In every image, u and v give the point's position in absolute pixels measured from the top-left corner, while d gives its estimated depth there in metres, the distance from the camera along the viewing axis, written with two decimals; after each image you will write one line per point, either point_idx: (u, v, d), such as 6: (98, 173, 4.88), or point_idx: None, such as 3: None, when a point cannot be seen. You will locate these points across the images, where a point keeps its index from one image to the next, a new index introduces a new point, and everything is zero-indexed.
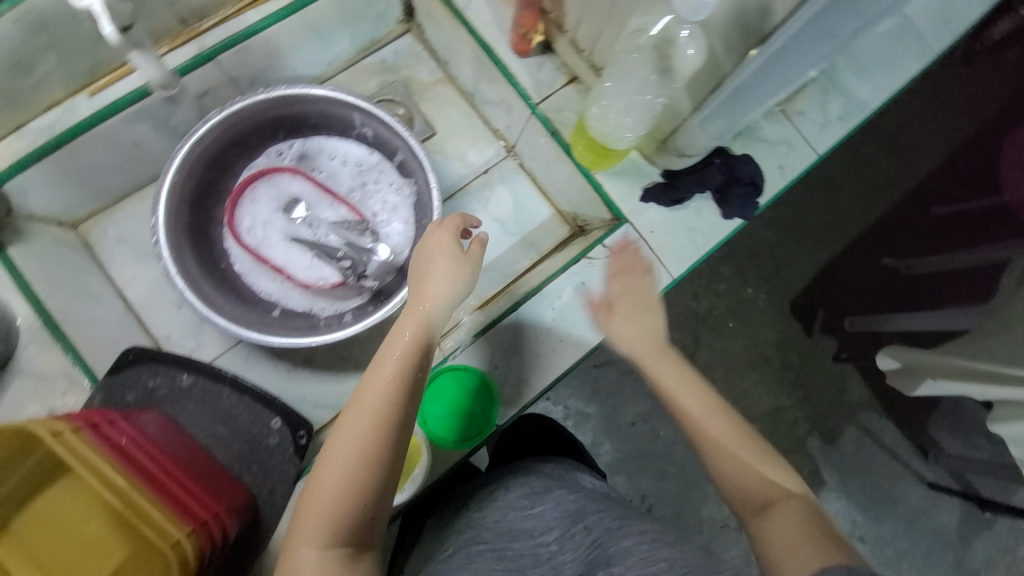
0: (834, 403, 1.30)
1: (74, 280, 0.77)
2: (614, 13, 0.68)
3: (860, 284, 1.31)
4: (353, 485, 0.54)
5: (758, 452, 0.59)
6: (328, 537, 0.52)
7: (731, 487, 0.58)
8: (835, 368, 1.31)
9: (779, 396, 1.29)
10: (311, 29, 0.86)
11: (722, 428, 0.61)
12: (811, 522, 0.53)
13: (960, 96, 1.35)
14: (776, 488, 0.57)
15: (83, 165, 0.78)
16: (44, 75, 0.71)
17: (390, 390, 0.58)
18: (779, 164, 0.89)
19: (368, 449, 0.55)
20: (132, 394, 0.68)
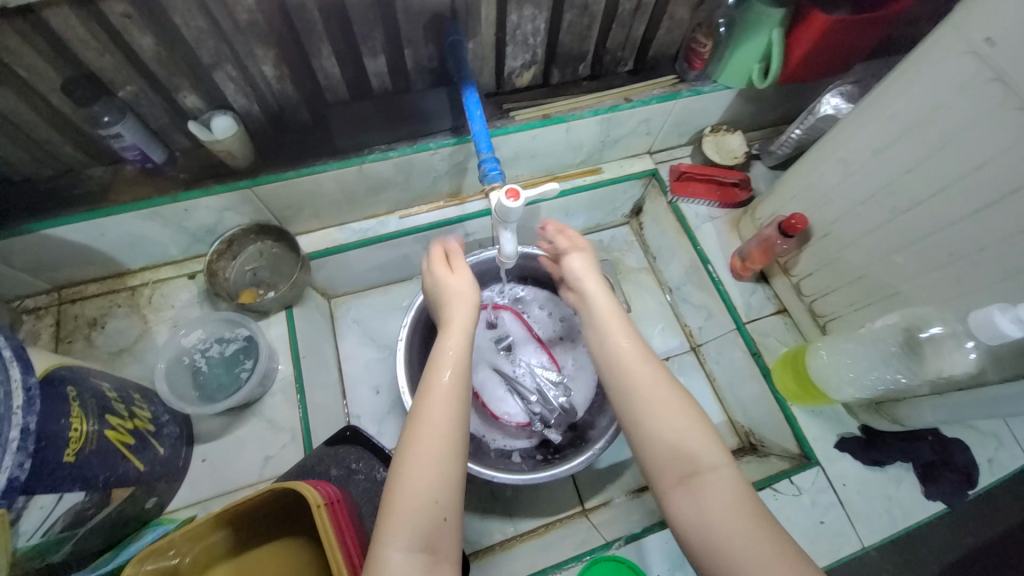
0: None
1: (319, 345, 0.92)
2: (857, 285, 0.77)
3: None
4: (436, 478, 0.51)
5: (681, 407, 0.55)
6: (418, 538, 0.49)
7: (652, 451, 0.54)
8: None
9: None
10: (564, 208, 1.06)
11: (643, 372, 0.58)
12: (745, 495, 0.50)
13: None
14: (698, 449, 0.53)
15: (367, 261, 0.97)
16: (383, 200, 0.91)
17: (450, 384, 0.57)
18: (988, 456, 0.82)
19: (449, 442, 0.54)
20: (336, 469, 0.74)
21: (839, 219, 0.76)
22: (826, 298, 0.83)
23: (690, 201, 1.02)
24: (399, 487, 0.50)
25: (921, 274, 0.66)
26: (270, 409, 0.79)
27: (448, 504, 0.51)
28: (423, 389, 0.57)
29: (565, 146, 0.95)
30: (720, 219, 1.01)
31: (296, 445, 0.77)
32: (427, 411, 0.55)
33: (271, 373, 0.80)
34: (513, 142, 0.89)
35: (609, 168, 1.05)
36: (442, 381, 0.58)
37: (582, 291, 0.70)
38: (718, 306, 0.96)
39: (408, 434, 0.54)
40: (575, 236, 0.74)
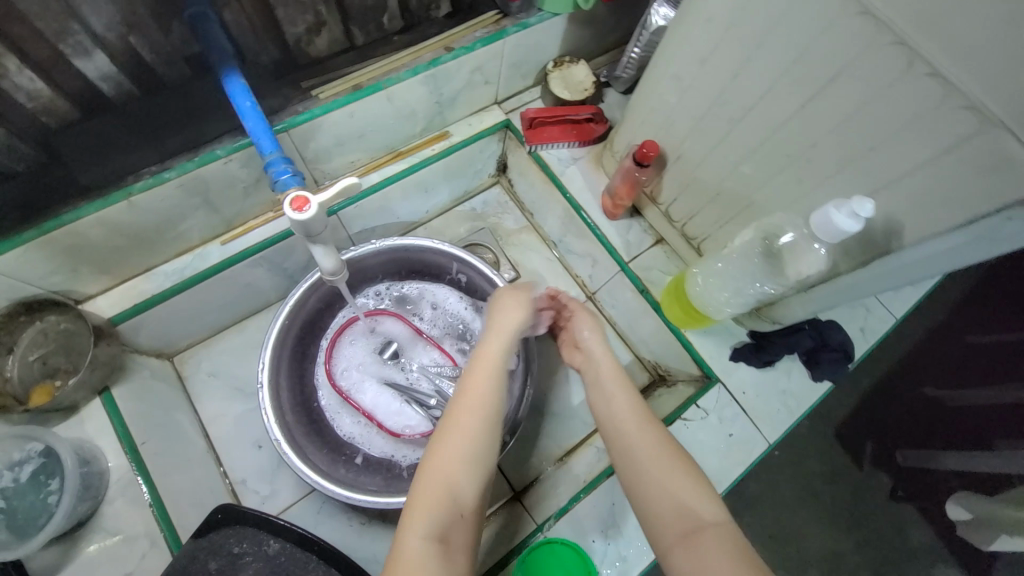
0: (899, 553, 1.10)
1: (166, 420, 0.76)
2: (716, 202, 0.75)
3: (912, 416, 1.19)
4: (463, 471, 0.53)
5: (683, 468, 0.53)
6: (437, 525, 0.49)
7: (651, 512, 0.52)
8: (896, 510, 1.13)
9: (839, 541, 1.10)
10: (420, 185, 0.95)
11: (637, 431, 0.57)
12: (742, 545, 0.47)
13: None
14: (698, 506, 0.50)
15: (199, 304, 0.81)
16: (187, 229, 0.74)
17: (485, 378, 0.59)
18: (860, 327, 0.89)
19: (473, 441, 0.54)
20: (216, 563, 0.63)
21: (686, 139, 0.72)
22: (695, 220, 0.82)
23: (548, 147, 0.94)
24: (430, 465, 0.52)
25: (767, 181, 0.65)
26: (113, 518, 0.65)
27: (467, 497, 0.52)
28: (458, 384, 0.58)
29: (395, 116, 0.82)
30: (583, 159, 0.95)
31: (158, 550, 0.64)
32: (467, 405, 0.57)
33: (99, 477, 0.66)
34: (328, 126, 0.75)
35: (457, 129, 0.94)
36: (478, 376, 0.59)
37: (588, 350, 0.68)
38: (600, 251, 0.93)
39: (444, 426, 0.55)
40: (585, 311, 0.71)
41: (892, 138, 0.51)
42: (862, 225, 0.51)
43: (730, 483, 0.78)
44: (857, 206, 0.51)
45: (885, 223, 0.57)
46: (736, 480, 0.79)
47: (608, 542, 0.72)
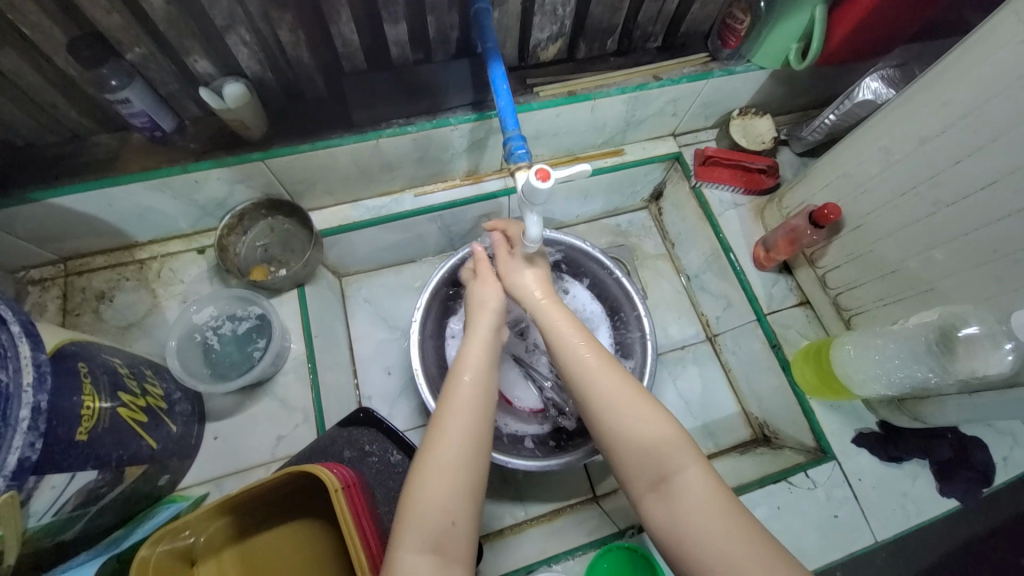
0: None
1: (330, 325, 0.90)
2: (887, 279, 0.74)
3: None
4: (456, 485, 0.53)
5: (642, 407, 0.57)
6: (428, 540, 0.51)
7: (625, 462, 0.55)
8: None
9: None
10: (583, 190, 1.03)
11: (615, 388, 0.59)
12: (714, 490, 0.51)
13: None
14: (659, 447, 0.54)
15: (381, 239, 0.95)
16: (398, 176, 0.88)
17: (474, 401, 0.59)
18: (1003, 455, 0.83)
19: (464, 460, 0.55)
20: (350, 452, 0.73)
21: (874, 210, 0.73)
22: (854, 292, 0.81)
23: (714, 186, 0.98)
24: (423, 482, 0.53)
25: (961, 271, 0.64)
26: (282, 388, 0.78)
27: (457, 509, 0.53)
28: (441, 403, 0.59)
29: (589, 125, 0.91)
30: (745, 207, 0.98)
31: (308, 425, 0.76)
32: (454, 423, 0.57)
33: (283, 351, 0.79)
34: (536, 119, 0.85)
35: (631, 149, 1.01)
36: (463, 394, 0.60)
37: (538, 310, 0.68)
38: (738, 296, 0.94)
39: (425, 454, 0.55)
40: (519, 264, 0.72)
41: None
42: None
43: (826, 564, 0.74)
44: None
45: None
46: (832, 563, 0.75)
47: None
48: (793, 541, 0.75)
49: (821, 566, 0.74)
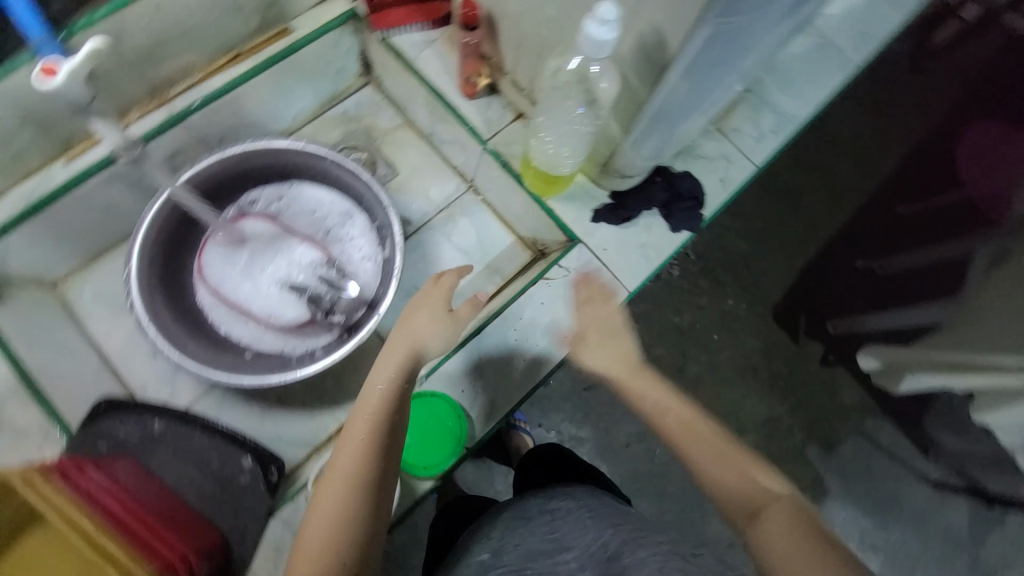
0: (826, 408, 1.33)
1: (52, 339, 0.81)
2: (542, 55, 0.75)
3: (846, 289, 1.38)
4: (349, 509, 0.55)
5: (749, 462, 0.59)
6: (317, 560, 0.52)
7: (722, 497, 0.58)
8: (825, 372, 1.35)
9: (770, 405, 1.32)
10: (275, 87, 0.93)
11: (709, 440, 0.61)
12: (801, 519, 0.53)
13: (887, 99, 1.46)
14: (766, 491, 0.57)
15: (62, 227, 0.82)
16: (20, 148, 0.75)
17: (376, 417, 0.61)
18: (720, 177, 0.94)
19: (355, 477, 0.56)
20: (104, 444, 0.69)
21: None
22: (536, 83, 0.82)
23: (399, 31, 0.92)
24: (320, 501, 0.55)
25: (566, 16, 0.64)
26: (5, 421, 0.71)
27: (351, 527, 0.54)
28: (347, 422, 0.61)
29: (215, 8, 0.79)
30: (438, 41, 0.94)
31: (53, 442, 0.71)
32: (358, 435, 0.60)
33: None
34: (133, 20, 0.72)
35: (299, 24, 0.90)
36: (363, 425, 0.60)
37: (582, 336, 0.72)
38: (464, 135, 0.94)
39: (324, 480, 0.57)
40: (588, 297, 0.74)
41: None
42: (612, 32, 0.52)
43: None
44: (602, 11, 0.51)
45: (653, 32, 0.56)
46: None
47: (474, 390, 0.81)
48: (560, 323, 0.84)
49: None
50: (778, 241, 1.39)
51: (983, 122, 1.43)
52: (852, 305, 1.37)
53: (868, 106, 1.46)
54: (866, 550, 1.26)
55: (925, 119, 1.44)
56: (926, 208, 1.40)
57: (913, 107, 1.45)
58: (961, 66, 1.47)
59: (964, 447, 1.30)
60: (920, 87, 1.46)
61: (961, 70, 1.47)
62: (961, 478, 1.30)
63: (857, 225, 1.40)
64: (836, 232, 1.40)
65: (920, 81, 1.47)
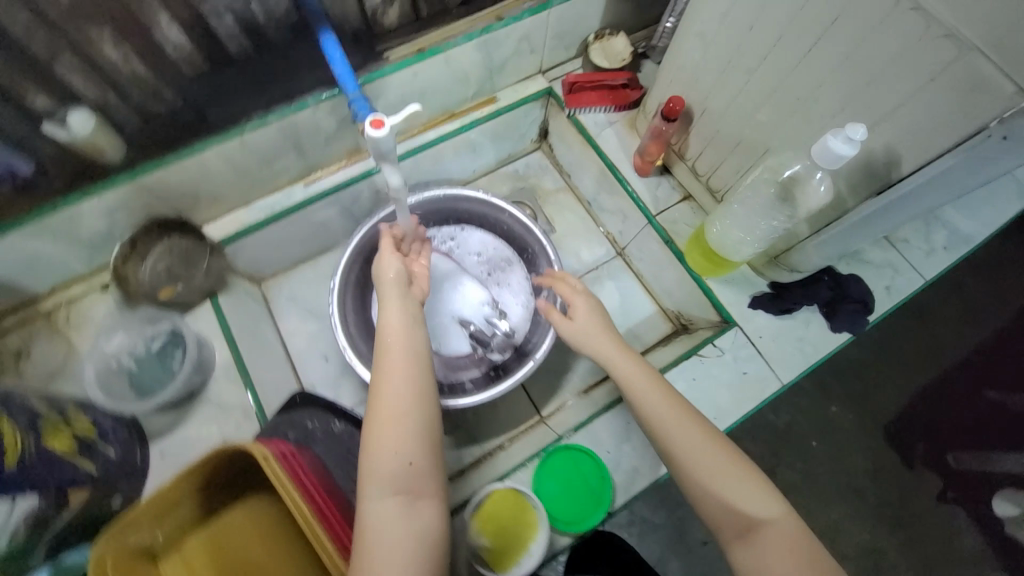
0: (943, 549, 1.18)
1: (256, 328, 0.94)
2: (736, 150, 0.81)
3: (966, 419, 1.26)
4: (396, 434, 0.57)
5: (752, 483, 0.58)
6: (388, 486, 0.55)
7: (709, 508, 0.58)
8: (942, 510, 1.21)
9: (877, 532, 1.19)
10: (469, 144, 1.07)
11: (719, 462, 0.59)
12: (799, 544, 0.54)
13: None
14: (761, 513, 0.56)
15: (286, 236, 0.97)
16: (280, 170, 0.90)
17: (399, 368, 0.61)
18: (885, 285, 0.92)
19: (405, 430, 0.58)
20: (294, 433, 0.78)
21: (710, 93, 0.80)
22: (718, 172, 0.88)
23: (586, 110, 1.03)
24: (373, 462, 0.56)
25: (781, 124, 0.71)
26: (216, 393, 0.83)
27: (410, 450, 0.57)
28: (374, 378, 0.61)
29: (450, 78, 0.95)
30: (618, 123, 1.04)
31: (249, 421, 0.81)
32: (388, 391, 0.60)
33: (206, 361, 0.84)
34: (394, 83, 0.88)
35: (504, 95, 1.05)
36: (399, 393, 0.59)
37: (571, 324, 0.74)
38: (630, 207, 1.02)
39: (371, 433, 0.58)
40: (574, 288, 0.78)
41: (890, 69, 0.55)
42: (857, 149, 0.56)
43: (743, 414, 0.84)
44: (851, 130, 0.56)
45: (885, 153, 0.60)
46: (748, 414, 0.84)
47: (620, 454, 0.80)
48: (709, 403, 0.84)
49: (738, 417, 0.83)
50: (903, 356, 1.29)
51: None
52: (976, 441, 1.24)
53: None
54: None
55: None
56: None
57: None
58: None
59: None
60: None
61: None
62: None
63: (988, 351, 1.29)
64: (971, 355, 1.29)
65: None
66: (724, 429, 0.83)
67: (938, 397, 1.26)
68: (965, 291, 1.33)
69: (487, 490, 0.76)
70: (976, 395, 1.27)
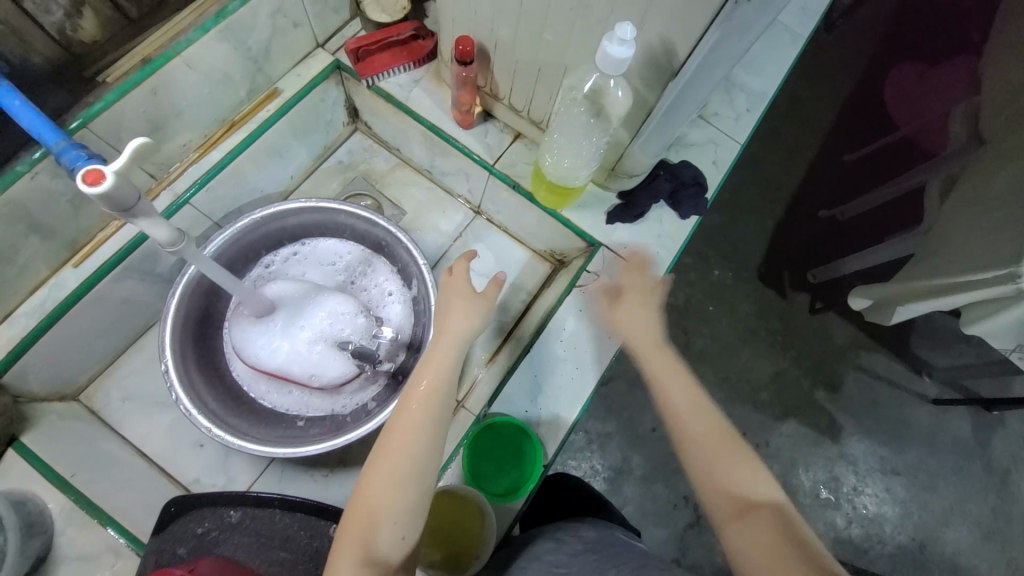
0: (824, 352, 1.39)
1: (93, 451, 0.77)
2: (540, 77, 0.78)
3: (808, 240, 1.44)
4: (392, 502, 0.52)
5: (755, 473, 0.55)
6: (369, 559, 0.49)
7: (709, 490, 0.55)
8: (816, 320, 1.41)
9: (777, 359, 1.38)
10: (270, 151, 0.92)
11: (714, 439, 0.57)
12: (782, 534, 0.49)
13: (823, 58, 1.56)
14: (758, 495, 0.53)
15: (84, 334, 0.79)
16: (27, 262, 0.71)
17: (421, 422, 0.55)
18: (712, 160, 0.99)
19: (404, 482, 0.52)
20: (184, 547, 0.67)
21: (492, 25, 0.75)
22: (533, 104, 0.85)
23: (385, 75, 0.93)
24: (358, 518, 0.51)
25: (567, 41, 0.69)
26: (70, 547, 0.68)
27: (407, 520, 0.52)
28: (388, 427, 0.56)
29: (207, 83, 0.79)
30: (424, 79, 0.95)
31: (126, 557, 0.69)
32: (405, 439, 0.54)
33: (38, 520, 0.68)
34: (132, 109, 0.71)
35: (286, 84, 0.91)
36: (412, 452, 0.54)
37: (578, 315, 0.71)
38: (468, 163, 0.96)
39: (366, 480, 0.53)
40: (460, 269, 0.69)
41: None
42: (632, 49, 0.55)
43: None
44: (622, 31, 0.55)
45: (661, 43, 0.61)
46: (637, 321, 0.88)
47: (538, 410, 0.81)
48: None
49: None
50: (748, 208, 1.45)
51: (898, 68, 1.50)
52: (821, 255, 1.43)
53: (811, 66, 1.56)
54: (890, 476, 1.33)
55: (846, 70, 1.54)
56: (867, 155, 1.47)
57: (834, 59, 1.55)
58: (872, 16, 1.58)
59: (953, 362, 1.39)
60: (838, 43, 1.57)
61: (872, 21, 1.58)
62: (957, 390, 1.38)
63: (810, 179, 1.47)
64: (796, 192, 1.46)
65: (852, 42, 1.57)
66: None
67: (784, 234, 1.44)
68: (781, 137, 1.50)
69: None
70: (810, 217, 1.45)
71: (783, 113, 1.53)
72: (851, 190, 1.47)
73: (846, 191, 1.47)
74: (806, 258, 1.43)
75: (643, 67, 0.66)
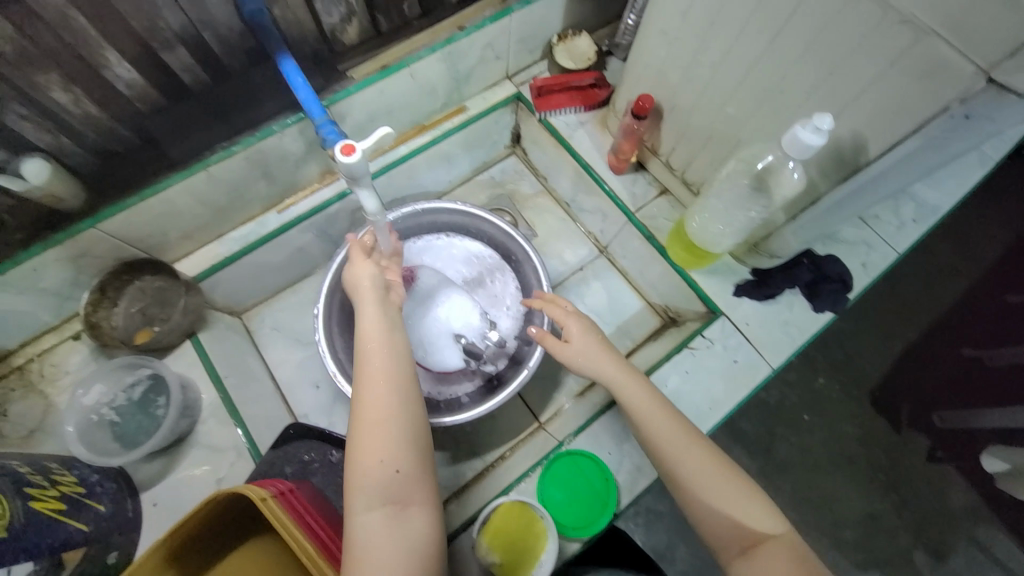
0: (939, 511, 1.20)
1: (240, 362, 0.92)
2: (708, 144, 0.82)
3: (947, 375, 1.28)
4: (383, 448, 0.57)
5: (748, 492, 0.60)
6: (376, 497, 0.55)
7: (715, 527, 0.59)
8: (933, 469, 1.23)
9: (873, 499, 1.21)
10: (443, 156, 1.06)
11: (705, 467, 0.61)
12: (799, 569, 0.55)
13: (1008, 185, 1.42)
14: (765, 528, 0.58)
15: (265, 266, 0.95)
16: (250, 200, 0.88)
17: (387, 375, 0.60)
18: (860, 262, 0.94)
19: (384, 432, 0.57)
20: (290, 467, 0.77)
21: (678, 89, 0.81)
22: (691, 167, 0.89)
23: (557, 113, 1.03)
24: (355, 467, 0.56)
25: (750, 117, 0.72)
26: (206, 435, 0.81)
27: (398, 458, 0.57)
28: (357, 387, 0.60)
29: (418, 92, 0.94)
30: (589, 122, 1.04)
31: (243, 458, 0.80)
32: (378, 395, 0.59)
33: (193, 403, 0.82)
34: (360, 102, 0.87)
35: (473, 104, 1.04)
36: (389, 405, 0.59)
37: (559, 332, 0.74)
38: (609, 206, 1.02)
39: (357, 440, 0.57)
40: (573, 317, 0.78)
41: (853, 59, 0.56)
42: (825, 138, 0.57)
43: (737, 403, 0.85)
44: (817, 121, 0.57)
45: (852, 138, 0.62)
46: (744, 400, 0.86)
47: (621, 454, 0.80)
48: (704, 394, 0.85)
49: (733, 405, 0.85)
50: (884, 321, 1.32)
51: None
52: (961, 397, 1.26)
53: (993, 192, 1.42)
54: None
55: None
56: None
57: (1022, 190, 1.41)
58: None
59: None
60: None
61: None
62: None
63: (966, 309, 1.32)
64: (945, 320, 1.31)
65: None
66: (719, 419, 0.84)
67: (917, 363, 1.29)
68: (940, 256, 1.37)
69: (493, 503, 0.77)
70: (956, 351, 1.29)
71: (950, 233, 1.39)
72: (1011, 337, 1.29)
73: (1005, 335, 1.29)
74: (938, 396, 1.26)
75: (822, 155, 0.67)
